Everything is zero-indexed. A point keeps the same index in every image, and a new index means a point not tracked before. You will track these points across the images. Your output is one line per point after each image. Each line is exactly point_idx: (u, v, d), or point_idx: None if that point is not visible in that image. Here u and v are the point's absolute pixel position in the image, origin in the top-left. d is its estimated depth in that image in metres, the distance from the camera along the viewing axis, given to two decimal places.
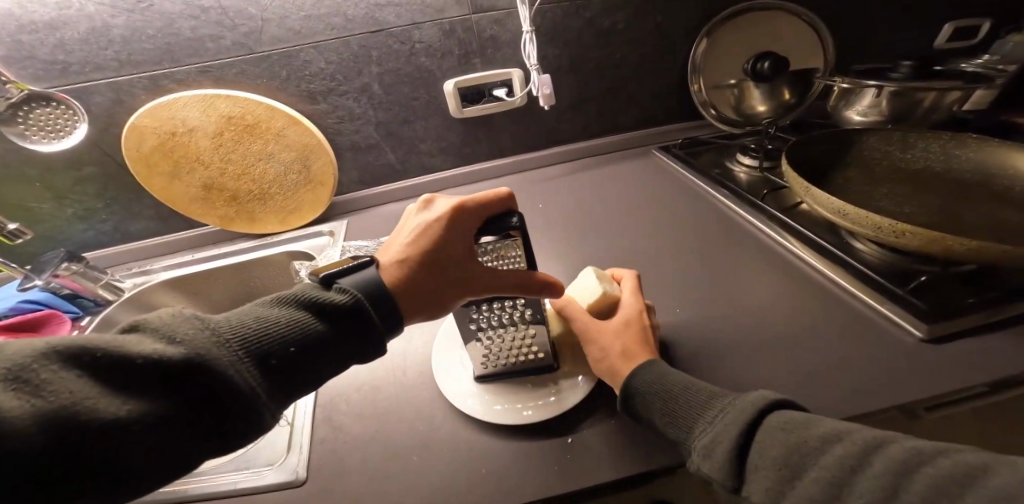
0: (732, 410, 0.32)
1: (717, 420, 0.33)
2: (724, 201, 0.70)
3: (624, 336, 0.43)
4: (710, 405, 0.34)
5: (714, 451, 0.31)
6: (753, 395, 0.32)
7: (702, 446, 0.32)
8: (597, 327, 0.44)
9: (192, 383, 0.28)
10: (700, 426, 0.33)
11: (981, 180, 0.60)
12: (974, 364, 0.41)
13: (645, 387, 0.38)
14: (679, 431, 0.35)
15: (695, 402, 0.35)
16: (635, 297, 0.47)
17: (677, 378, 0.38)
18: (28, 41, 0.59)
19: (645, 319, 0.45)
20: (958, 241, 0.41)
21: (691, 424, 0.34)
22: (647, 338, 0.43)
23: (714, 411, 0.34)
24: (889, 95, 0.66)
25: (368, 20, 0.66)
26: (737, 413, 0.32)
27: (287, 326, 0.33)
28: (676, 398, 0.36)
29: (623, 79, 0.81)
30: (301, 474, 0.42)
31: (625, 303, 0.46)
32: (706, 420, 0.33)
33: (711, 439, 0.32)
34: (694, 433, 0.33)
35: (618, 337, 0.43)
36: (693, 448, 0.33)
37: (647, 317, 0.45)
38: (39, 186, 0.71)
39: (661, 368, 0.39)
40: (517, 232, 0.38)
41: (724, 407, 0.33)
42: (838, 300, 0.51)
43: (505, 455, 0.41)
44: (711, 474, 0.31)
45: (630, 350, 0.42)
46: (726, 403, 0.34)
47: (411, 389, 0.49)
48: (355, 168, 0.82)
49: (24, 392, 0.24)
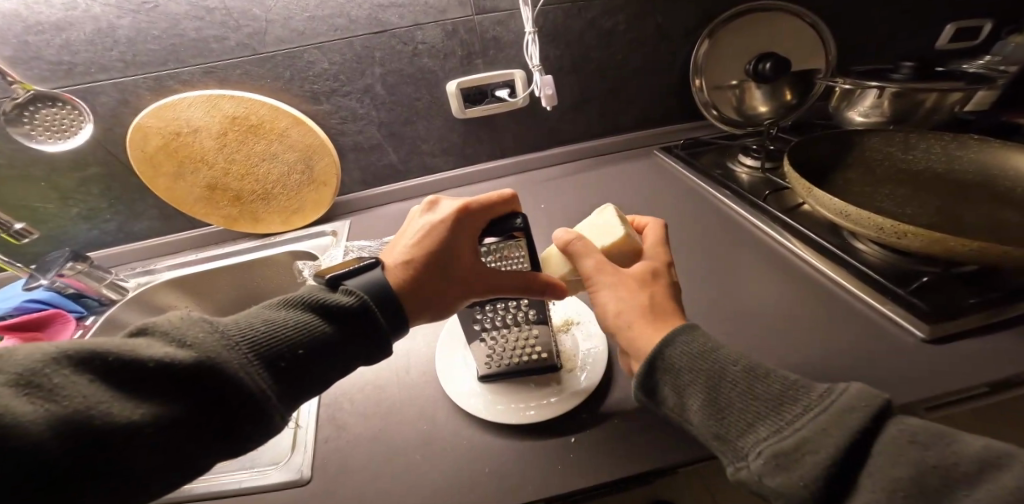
0: (824, 413, 0.28)
1: (801, 422, 0.28)
2: (725, 202, 0.70)
3: (649, 289, 0.41)
4: (784, 404, 0.30)
5: (794, 462, 0.27)
6: (847, 395, 0.28)
7: (772, 451, 0.28)
8: (622, 275, 0.42)
9: (202, 386, 0.28)
10: (771, 429, 0.29)
11: (983, 181, 0.60)
12: (975, 364, 0.42)
13: (694, 367, 0.34)
14: (736, 428, 0.31)
15: (764, 395, 0.31)
16: (660, 252, 0.45)
17: (735, 360, 0.33)
18: (34, 41, 0.59)
19: (669, 275, 0.44)
20: (960, 242, 0.41)
21: (757, 422, 0.30)
22: (671, 294, 0.42)
23: (796, 409, 0.29)
24: (891, 96, 0.66)
25: (371, 21, 0.67)
26: (829, 419, 0.27)
27: (295, 328, 0.33)
28: (738, 389, 0.32)
29: (624, 79, 0.81)
30: (305, 473, 0.42)
31: (648, 256, 0.45)
32: (784, 420, 0.29)
33: (790, 444, 0.28)
34: (759, 434, 0.29)
35: (643, 289, 0.41)
36: (758, 451, 0.29)
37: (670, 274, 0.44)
38: (44, 186, 0.71)
39: (709, 343, 0.34)
40: (521, 233, 0.39)
41: (809, 407, 0.29)
42: (840, 302, 0.51)
43: (508, 454, 0.41)
44: (779, 487, 0.27)
45: (658, 305, 0.40)
46: (808, 400, 0.29)
47: (414, 388, 0.50)
48: (358, 168, 0.82)
49: (37, 397, 0.24)
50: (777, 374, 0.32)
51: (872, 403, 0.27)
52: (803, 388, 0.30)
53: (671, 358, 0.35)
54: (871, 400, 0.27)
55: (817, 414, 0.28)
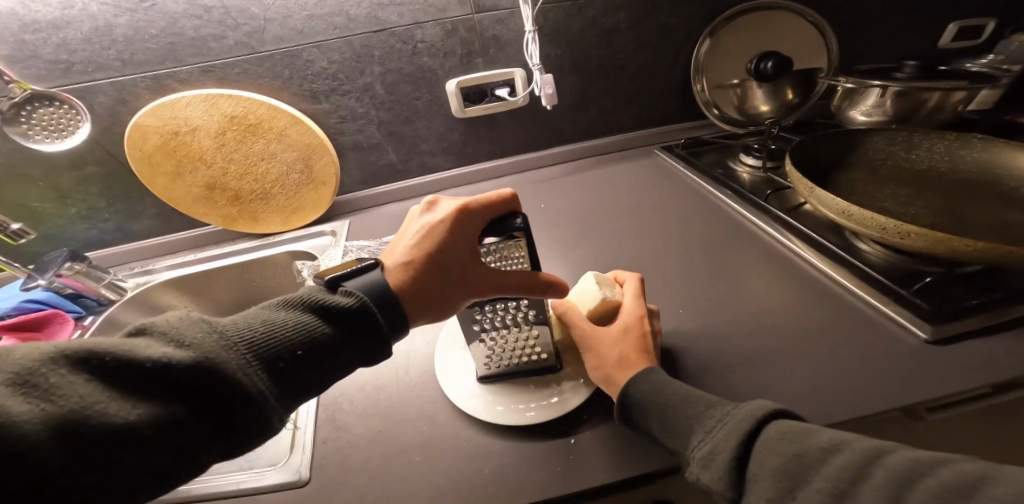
0: (731, 419, 0.31)
1: (717, 427, 0.32)
2: (728, 202, 0.70)
3: (622, 343, 0.42)
4: (708, 415, 0.33)
5: (712, 461, 0.30)
6: (748, 404, 0.31)
7: (701, 455, 0.31)
8: (593, 337, 0.44)
9: (201, 387, 0.28)
10: (698, 436, 0.32)
11: (987, 180, 0.59)
12: (978, 366, 0.41)
13: (644, 396, 0.37)
14: (681, 441, 0.34)
15: (695, 411, 0.34)
16: (637, 302, 0.45)
17: (674, 388, 0.37)
18: (31, 40, 0.59)
19: (647, 323, 0.44)
20: (964, 243, 0.40)
21: (690, 433, 0.33)
22: (647, 345, 0.42)
23: (714, 419, 0.33)
24: (893, 96, 0.66)
25: (370, 20, 0.66)
26: (735, 421, 0.31)
27: (294, 328, 0.33)
28: (675, 407, 0.35)
29: (625, 79, 0.81)
30: (303, 475, 0.42)
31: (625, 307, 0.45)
32: (706, 429, 0.32)
33: (710, 448, 0.31)
34: (692, 443, 0.32)
35: (614, 345, 0.42)
36: (692, 457, 0.32)
37: (647, 322, 0.44)
38: (42, 185, 0.71)
39: (658, 377, 0.38)
40: (521, 232, 0.39)
41: (724, 415, 0.32)
42: (842, 301, 0.51)
43: (508, 455, 0.41)
44: (711, 485, 0.30)
45: (626, 360, 0.41)
46: (725, 410, 0.33)
47: (414, 389, 0.49)
48: (357, 167, 0.82)
49: (33, 397, 0.24)
50: (706, 395, 0.35)
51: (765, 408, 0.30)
52: (722, 404, 0.34)
53: (625, 393, 0.38)
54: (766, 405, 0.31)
55: (728, 421, 0.31)
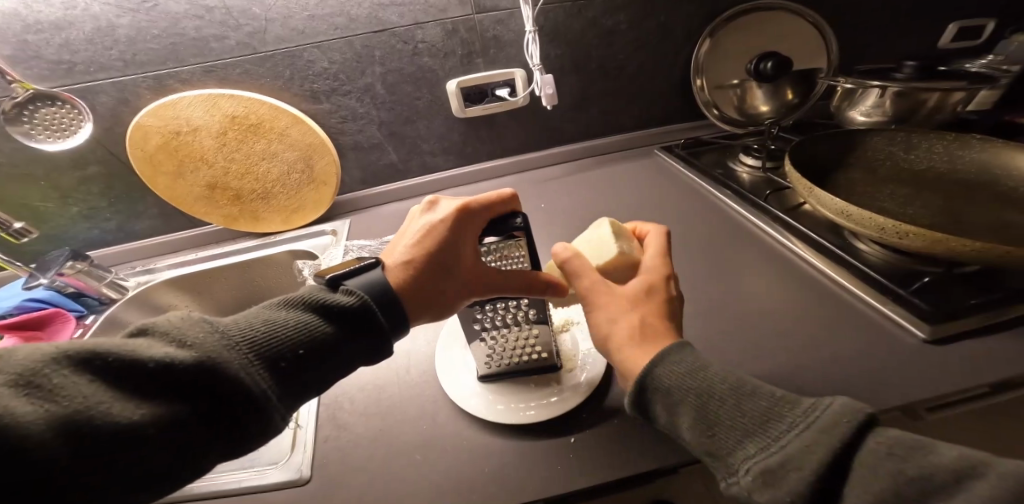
0: (809, 428, 0.27)
1: (787, 438, 0.28)
2: (727, 202, 0.70)
3: (642, 306, 0.40)
4: (770, 419, 0.29)
5: (782, 478, 0.27)
6: (834, 409, 0.27)
7: (760, 468, 0.28)
8: (609, 296, 0.41)
9: (203, 387, 0.28)
10: (759, 445, 0.29)
11: (986, 181, 0.59)
12: (976, 366, 0.41)
13: (685, 385, 0.33)
14: (724, 444, 0.30)
15: (750, 411, 0.30)
16: (659, 265, 0.43)
17: (722, 377, 0.32)
18: (34, 41, 0.59)
19: (668, 287, 0.42)
20: (962, 243, 0.41)
21: (742, 439, 0.30)
22: (667, 311, 0.40)
23: (782, 424, 0.29)
24: (892, 96, 0.66)
25: (371, 20, 0.66)
26: (817, 433, 0.27)
27: (295, 327, 0.33)
28: (726, 405, 0.31)
29: (625, 79, 0.81)
30: (305, 473, 0.42)
31: (644, 270, 0.43)
32: (771, 436, 0.29)
33: (776, 461, 0.27)
34: (745, 450, 0.29)
35: (633, 308, 0.40)
36: (745, 467, 0.29)
37: (668, 288, 0.42)
38: (44, 185, 0.71)
39: (698, 362, 0.34)
40: (521, 232, 0.39)
41: (794, 423, 0.28)
42: (841, 301, 0.51)
43: (508, 455, 0.41)
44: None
45: (647, 324, 0.38)
46: (797, 413, 0.29)
47: (414, 388, 0.50)
48: (358, 167, 0.82)
49: (36, 397, 0.24)
50: (764, 389, 0.31)
51: (858, 418, 0.26)
52: (788, 404, 0.30)
53: (657, 377, 0.34)
54: (856, 415, 0.27)
55: (804, 429, 0.27)
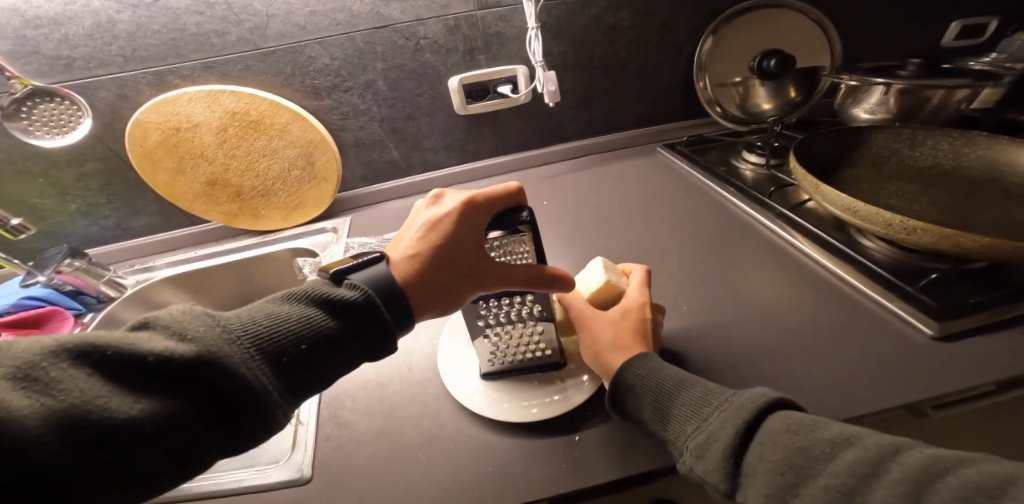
0: (729, 407, 0.30)
1: (712, 418, 0.30)
2: (730, 200, 0.70)
3: (620, 325, 0.43)
4: (704, 404, 0.32)
5: (707, 451, 0.29)
6: (750, 392, 0.30)
7: (692, 446, 0.30)
8: (591, 318, 0.45)
9: (203, 381, 0.28)
10: (693, 424, 0.31)
11: (991, 178, 0.59)
12: (984, 360, 0.41)
13: (640, 384, 0.37)
14: (671, 430, 0.33)
15: (690, 399, 0.33)
16: (639, 291, 0.46)
17: (670, 375, 0.36)
18: (33, 36, 0.59)
19: (646, 312, 0.44)
20: (970, 239, 0.40)
21: (684, 422, 0.32)
22: (644, 331, 0.43)
23: (710, 407, 0.31)
24: (897, 93, 0.65)
25: (373, 16, 0.66)
26: (732, 411, 0.29)
27: (298, 322, 0.32)
28: (670, 397, 0.34)
29: (628, 76, 0.81)
30: (306, 472, 0.42)
31: (627, 295, 0.46)
32: (702, 416, 0.31)
33: (704, 437, 0.30)
34: (686, 431, 0.31)
35: (611, 326, 0.43)
36: (683, 447, 0.31)
37: (649, 311, 0.44)
38: (42, 181, 0.70)
39: (654, 363, 0.38)
40: (526, 227, 0.39)
41: (719, 405, 0.31)
42: (846, 298, 0.51)
43: (512, 454, 0.41)
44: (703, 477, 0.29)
45: (623, 340, 0.42)
46: (723, 398, 0.31)
47: (418, 385, 0.49)
48: (359, 164, 0.82)
49: (33, 390, 0.24)
50: (704, 383, 0.34)
51: (765, 398, 0.29)
52: (720, 392, 0.33)
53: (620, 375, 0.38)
54: (766, 395, 0.29)
55: (725, 407, 0.30)
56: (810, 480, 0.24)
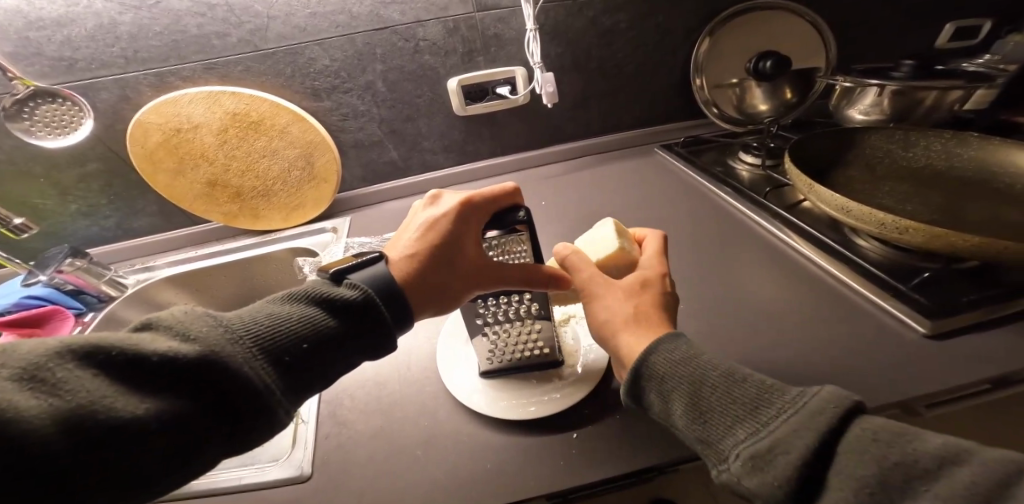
0: (797, 414, 0.28)
1: (776, 423, 0.29)
2: (726, 200, 0.70)
3: (637, 297, 0.42)
4: (760, 406, 0.30)
5: (770, 464, 0.27)
6: (820, 398, 0.28)
7: (748, 453, 0.29)
8: (608, 286, 0.43)
9: (207, 381, 0.28)
10: (746, 429, 0.30)
11: (984, 178, 0.60)
12: (975, 358, 0.42)
13: (677, 373, 0.34)
14: (716, 430, 0.31)
15: (741, 398, 0.31)
16: (654, 265, 0.46)
17: (713, 365, 0.34)
18: (35, 38, 0.59)
19: (663, 284, 0.44)
20: (961, 239, 0.41)
21: (735, 425, 0.30)
22: (662, 303, 0.42)
23: (770, 410, 0.30)
24: (891, 95, 0.66)
25: (373, 18, 0.67)
26: (804, 419, 0.28)
27: (298, 321, 0.33)
28: (717, 391, 0.32)
29: (626, 78, 0.82)
30: (306, 470, 0.42)
31: (643, 266, 0.46)
32: (761, 421, 0.29)
33: (766, 445, 0.28)
34: (737, 436, 0.30)
35: (631, 296, 0.42)
36: (736, 453, 0.29)
37: (666, 283, 0.44)
38: (43, 182, 0.71)
39: (691, 350, 0.35)
40: (523, 226, 0.39)
41: (784, 407, 0.29)
42: (840, 298, 0.51)
43: (510, 452, 0.41)
44: (756, 489, 0.27)
45: (644, 311, 0.41)
46: (784, 400, 0.30)
47: (416, 384, 0.50)
48: (358, 165, 0.82)
49: (40, 391, 0.24)
50: (756, 377, 0.32)
51: (842, 406, 0.27)
52: (778, 391, 0.31)
53: (652, 364, 0.36)
54: (841, 402, 0.28)
55: (795, 412, 0.28)
56: None
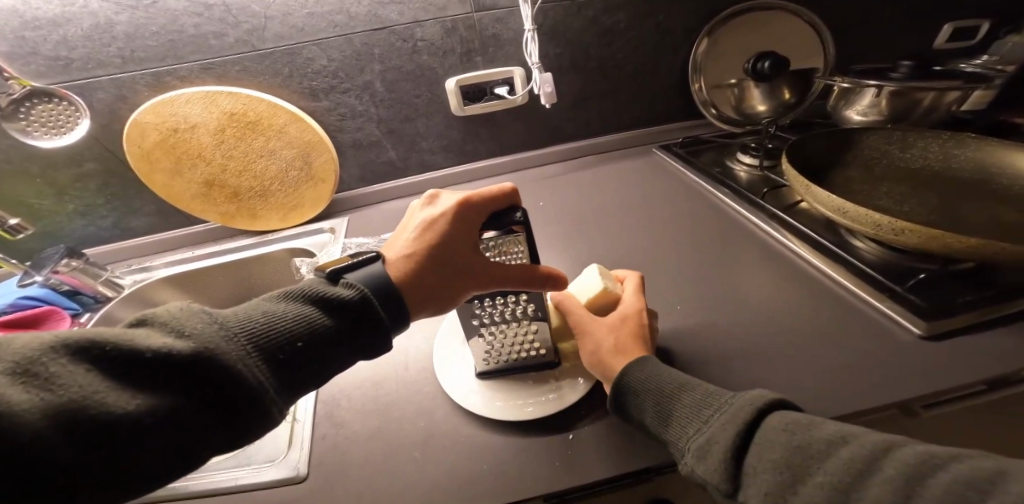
0: (727, 408, 0.31)
1: (713, 418, 0.31)
2: (724, 200, 0.70)
3: (619, 331, 0.43)
4: (705, 406, 0.33)
5: (709, 451, 0.29)
6: (748, 394, 0.31)
7: (695, 446, 0.30)
8: (587, 325, 0.45)
9: (200, 378, 0.28)
10: (694, 426, 0.32)
11: (980, 179, 0.60)
12: (971, 359, 0.42)
13: (642, 386, 0.37)
14: (673, 432, 0.33)
15: (691, 401, 0.34)
16: (635, 299, 0.46)
17: (671, 377, 0.37)
18: (31, 37, 0.59)
19: (642, 317, 0.45)
20: (956, 240, 0.41)
21: (686, 424, 0.33)
22: (642, 336, 0.43)
23: (710, 409, 0.32)
24: (889, 95, 0.66)
25: (371, 18, 0.66)
26: (732, 412, 0.30)
27: (294, 320, 0.33)
28: (672, 398, 0.35)
29: (624, 78, 0.82)
30: (302, 470, 0.42)
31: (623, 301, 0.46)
32: (703, 417, 0.32)
33: (706, 438, 0.30)
34: (687, 433, 0.32)
35: (610, 332, 0.43)
36: (686, 448, 0.31)
37: (645, 316, 0.45)
38: (40, 182, 0.71)
39: (656, 369, 0.38)
40: (520, 227, 0.39)
41: (720, 406, 0.32)
42: (837, 298, 0.51)
43: (506, 452, 0.41)
44: (705, 477, 0.29)
45: (622, 345, 0.42)
46: (722, 400, 0.32)
47: (414, 384, 0.50)
48: (356, 165, 0.82)
49: (32, 386, 0.24)
50: (702, 386, 0.35)
51: (763, 399, 0.30)
52: (720, 394, 0.33)
53: (625, 382, 0.38)
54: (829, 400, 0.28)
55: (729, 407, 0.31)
56: (809, 477, 0.25)
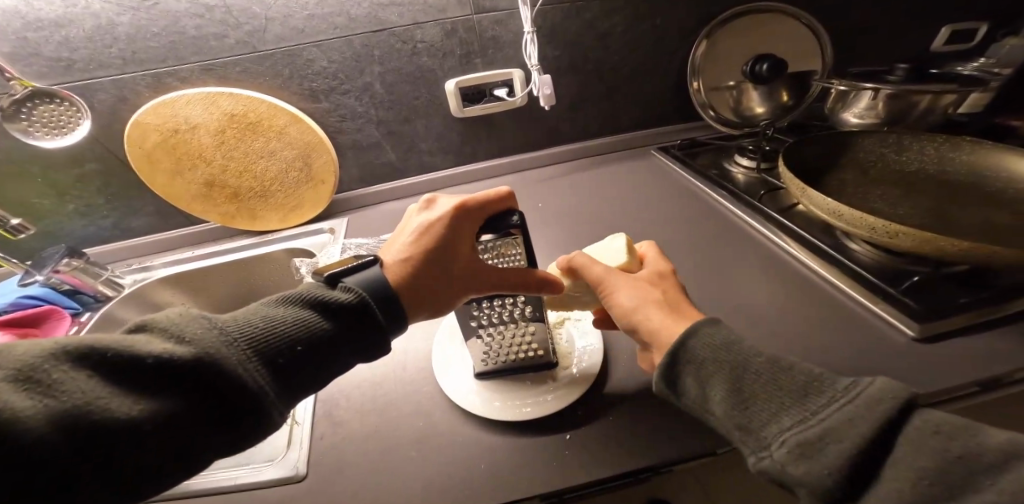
0: (850, 402, 0.28)
1: (827, 410, 0.28)
2: (722, 202, 0.71)
3: (661, 287, 0.44)
4: (809, 393, 0.30)
5: (819, 454, 0.27)
6: (875, 386, 0.28)
7: (794, 441, 0.28)
8: (629, 282, 0.44)
9: (201, 382, 0.29)
10: (794, 418, 0.29)
11: (974, 182, 0.61)
12: (963, 361, 0.42)
13: (721, 359, 0.33)
14: (758, 417, 0.31)
15: (790, 386, 0.31)
16: (661, 263, 0.47)
17: (757, 351, 0.33)
18: (33, 38, 0.59)
19: (674, 279, 0.46)
20: (950, 243, 0.41)
21: (780, 413, 0.30)
22: (678, 293, 0.44)
23: (821, 399, 0.29)
24: (885, 98, 0.67)
25: (371, 20, 0.67)
26: (854, 410, 0.27)
27: (292, 324, 0.33)
28: (761, 379, 0.32)
29: (623, 79, 0.82)
30: (301, 470, 0.42)
31: (652, 266, 0.47)
32: (810, 409, 0.29)
33: (814, 434, 0.28)
34: (782, 423, 0.29)
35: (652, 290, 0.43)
36: (780, 440, 0.29)
37: (674, 278, 0.46)
38: (41, 182, 0.71)
39: (731, 334, 0.35)
40: (517, 230, 0.39)
41: (836, 397, 0.28)
42: (832, 301, 0.52)
43: (503, 452, 0.42)
44: (804, 477, 0.27)
45: (668, 301, 0.42)
46: (835, 389, 0.29)
47: (412, 385, 0.50)
48: (356, 166, 0.82)
49: (35, 392, 0.24)
50: (802, 367, 0.31)
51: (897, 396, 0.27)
52: (829, 381, 0.30)
53: (692, 351, 0.35)
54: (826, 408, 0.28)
55: (846, 401, 0.28)
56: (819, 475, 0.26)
